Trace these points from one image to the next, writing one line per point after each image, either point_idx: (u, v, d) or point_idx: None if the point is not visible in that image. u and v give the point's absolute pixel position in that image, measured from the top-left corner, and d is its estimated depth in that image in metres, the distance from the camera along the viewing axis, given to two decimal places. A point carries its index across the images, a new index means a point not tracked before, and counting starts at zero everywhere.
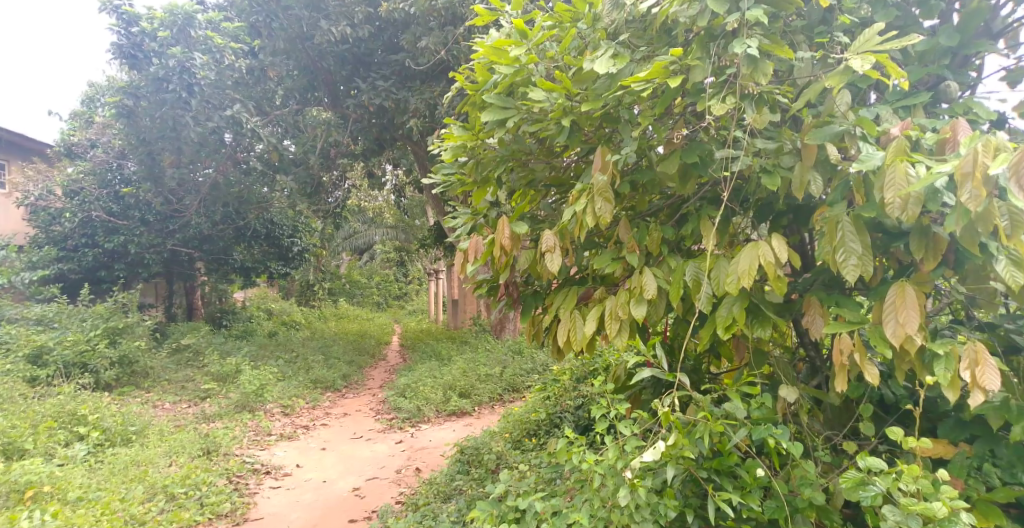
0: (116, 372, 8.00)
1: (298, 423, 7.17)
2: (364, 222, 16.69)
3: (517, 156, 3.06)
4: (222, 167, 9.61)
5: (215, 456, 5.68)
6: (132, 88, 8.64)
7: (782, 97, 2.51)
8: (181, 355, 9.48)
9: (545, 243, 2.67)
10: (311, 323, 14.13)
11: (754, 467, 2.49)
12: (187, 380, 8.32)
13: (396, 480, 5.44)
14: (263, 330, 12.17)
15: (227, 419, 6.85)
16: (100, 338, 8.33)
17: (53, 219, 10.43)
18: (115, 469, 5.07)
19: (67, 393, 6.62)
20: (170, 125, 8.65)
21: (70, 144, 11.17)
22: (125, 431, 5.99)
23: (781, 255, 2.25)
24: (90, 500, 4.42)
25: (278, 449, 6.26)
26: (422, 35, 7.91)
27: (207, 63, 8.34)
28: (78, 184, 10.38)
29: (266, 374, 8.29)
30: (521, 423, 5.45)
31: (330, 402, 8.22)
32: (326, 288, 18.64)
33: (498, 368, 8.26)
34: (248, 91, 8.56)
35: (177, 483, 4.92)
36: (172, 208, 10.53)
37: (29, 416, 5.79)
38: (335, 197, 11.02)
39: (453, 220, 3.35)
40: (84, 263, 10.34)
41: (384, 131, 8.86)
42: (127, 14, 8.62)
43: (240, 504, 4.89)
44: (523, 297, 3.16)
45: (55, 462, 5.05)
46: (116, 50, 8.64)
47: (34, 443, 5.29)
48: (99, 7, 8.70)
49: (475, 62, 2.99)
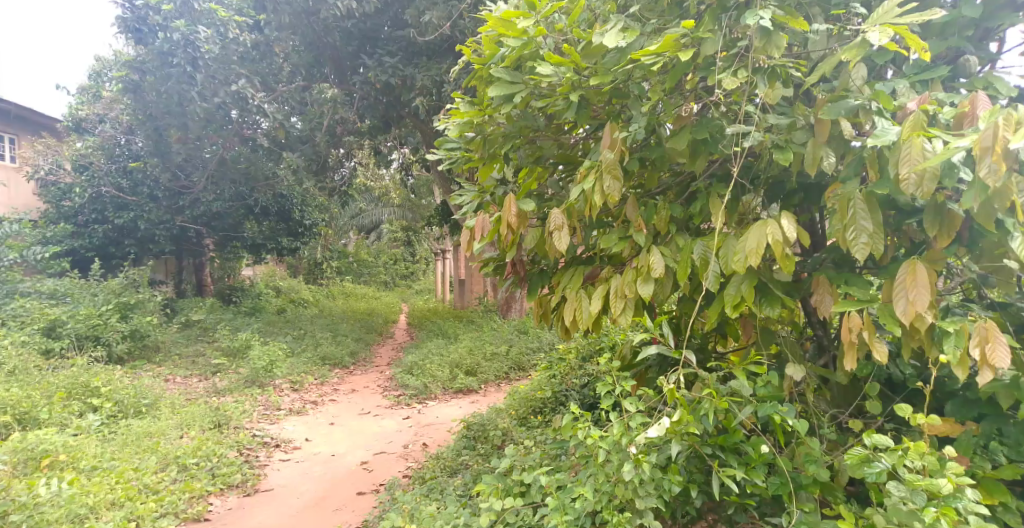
0: (128, 346, 8.11)
1: (306, 398, 7.25)
2: (370, 201, 16.80)
3: (525, 133, 3.06)
4: (229, 143, 9.57)
5: (225, 429, 5.75)
6: (138, 63, 8.79)
7: (795, 71, 2.44)
8: (191, 330, 9.59)
9: (552, 221, 2.67)
10: (319, 300, 14.22)
11: (758, 444, 2.50)
12: (197, 355, 8.42)
13: (403, 454, 5.49)
14: (273, 308, 12.26)
15: (237, 393, 6.93)
16: (112, 312, 8.42)
17: (63, 193, 10.56)
18: (128, 440, 5.15)
19: (80, 364, 6.72)
20: (175, 100, 8.68)
21: (78, 119, 11.22)
22: (137, 403, 6.07)
23: (790, 233, 2.23)
24: (106, 470, 4.52)
25: (287, 423, 6.34)
26: (427, 9, 7.80)
27: (212, 37, 8.22)
28: (87, 158, 10.44)
29: (275, 350, 8.37)
30: (526, 400, 5.47)
31: (339, 378, 8.30)
32: (333, 267, 18.75)
33: (504, 346, 8.29)
34: (254, 66, 8.49)
35: (189, 455, 4.99)
36: (180, 184, 10.57)
37: (44, 386, 5.88)
38: (341, 175, 11.33)
39: (460, 197, 3.34)
40: (95, 239, 10.44)
41: (390, 109, 8.87)
42: None
43: (251, 475, 4.97)
44: (529, 277, 3.17)
45: (70, 432, 5.13)
46: (121, 23, 8.73)
47: (49, 413, 5.39)
48: None
49: (482, 35, 2.94)
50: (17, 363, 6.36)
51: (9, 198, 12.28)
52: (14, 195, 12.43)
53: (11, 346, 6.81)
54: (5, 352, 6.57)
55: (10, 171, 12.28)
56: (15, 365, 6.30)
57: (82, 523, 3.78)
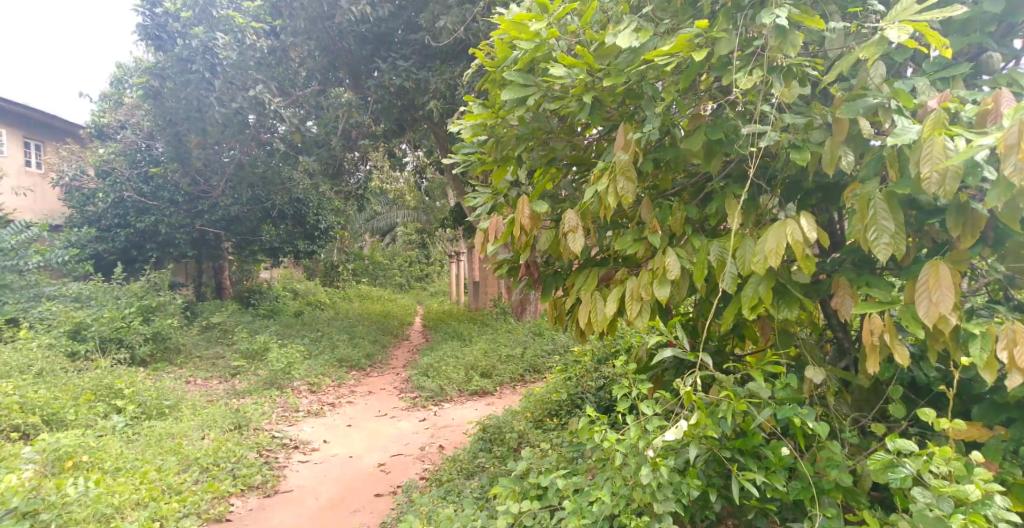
0: (151, 348, 8.23)
1: (324, 400, 7.30)
2: (385, 204, 16.89)
3: (538, 135, 3.06)
4: (247, 148, 9.66)
5: (245, 430, 5.80)
6: (159, 69, 8.81)
7: (812, 70, 2.42)
8: (211, 332, 9.70)
9: (566, 223, 2.66)
10: (336, 303, 14.32)
11: (779, 448, 2.48)
12: (218, 358, 8.51)
13: (419, 456, 5.50)
14: (290, 310, 12.36)
15: (256, 395, 6.98)
16: (135, 315, 8.55)
17: (86, 199, 10.80)
18: (151, 441, 5.22)
19: (104, 367, 6.82)
20: (195, 106, 8.81)
21: (101, 125, 11.40)
22: (160, 405, 6.15)
23: (808, 234, 2.20)
24: (129, 470, 4.58)
25: (305, 425, 6.38)
26: (440, 13, 7.83)
27: (229, 43, 8.35)
28: (109, 164, 10.59)
29: (293, 352, 8.40)
30: (541, 404, 5.46)
31: (356, 380, 8.35)
32: (348, 270, 18.86)
33: (519, 349, 8.29)
34: (270, 72, 8.54)
35: (209, 456, 5.04)
36: (199, 189, 10.60)
37: (70, 388, 5.96)
38: (357, 179, 11.41)
39: (473, 199, 3.35)
40: (118, 243, 10.67)
41: (404, 112, 8.91)
42: None
43: (270, 476, 5.01)
44: (543, 278, 3.17)
45: (95, 433, 5.20)
46: (142, 30, 8.84)
47: (76, 415, 5.47)
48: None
49: (494, 39, 2.94)
50: (45, 366, 6.45)
51: (36, 204, 12.59)
52: (40, 201, 12.72)
53: (38, 348, 6.92)
54: (33, 354, 6.68)
55: (36, 178, 12.58)
56: (43, 367, 6.40)
57: (108, 523, 3.83)
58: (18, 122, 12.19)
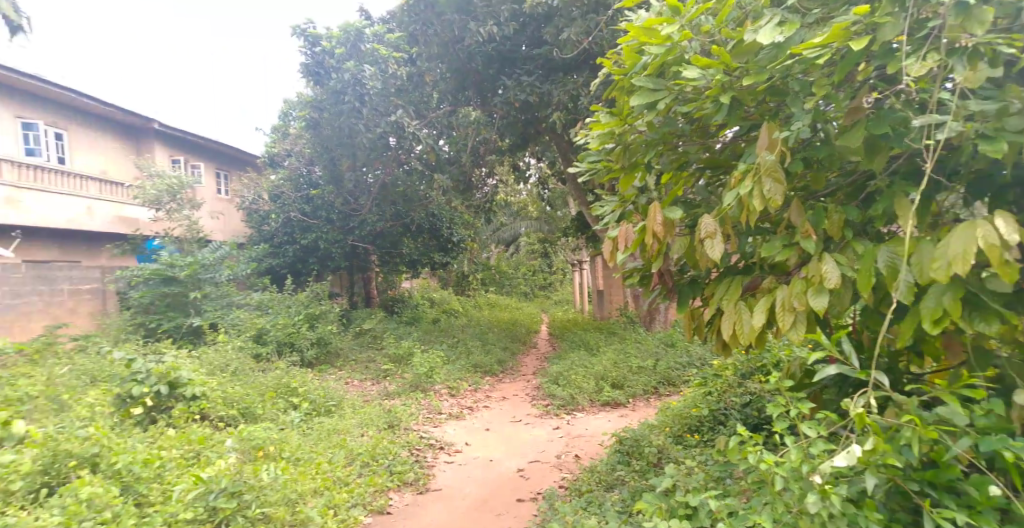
0: (316, 351, 9.02)
1: (463, 404, 7.52)
2: (510, 215, 17.21)
3: (668, 138, 2.94)
4: (388, 168, 10.20)
5: (398, 430, 6.11)
6: (318, 101, 9.63)
7: (1004, 48, 2.15)
8: (363, 337, 10.36)
9: (703, 228, 2.55)
10: (467, 311, 14.78)
11: (984, 484, 2.19)
12: (369, 361, 9.03)
13: (556, 465, 5.50)
14: (428, 317, 12.93)
15: (404, 396, 7.32)
16: (303, 321, 9.36)
17: (263, 219, 11.99)
18: (322, 435, 5.63)
19: (282, 368, 7.46)
20: (347, 133, 9.42)
21: (273, 154, 12.64)
22: (326, 403, 6.64)
23: (1008, 237, 1.95)
24: (306, 461, 4.96)
25: (448, 427, 6.59)
26: (564, 26, 7.84)
27: (375, 74, 8.87)
28: (279, 189, 11.68)
29: (434, 356, 8.70)
30: (681, 418, 5.25)
31: (489, 386, 8.52)
32: (478, 279, 19.38)
33: (651, 360, 8.04)
34: (408, 97, 8.97)
35: (369, 452, 5.35)
36: (350, 207, 11.43)
37: (257, 385, 6.62)
38: (484, 193, 11.77)
39: (601, 207, 3.29)
40: (289, 258, 11.67)
41: (528, 125, 8.99)
42: (311, 36, 9.66)
43: (422, 474, 5.23)
44: (677, 286, 3.03)
45: (278, 427, 5.72)
46: (304, 69, 9.71)
47: (263, 409, 6.06)
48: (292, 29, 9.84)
49: (622, 45, 2.87)
50: (237, 364, 7.21)
51: (226, 225, 14.60)
52: (229, 223, 14.67)
53: (233, 349, 7.74)
54: (227, 354, 7.39)
55: (224, 203, 14.61)
56: (238, 366, 7.13)
57: (295, 506, 4.16)
58: (206, 154, 14.40)
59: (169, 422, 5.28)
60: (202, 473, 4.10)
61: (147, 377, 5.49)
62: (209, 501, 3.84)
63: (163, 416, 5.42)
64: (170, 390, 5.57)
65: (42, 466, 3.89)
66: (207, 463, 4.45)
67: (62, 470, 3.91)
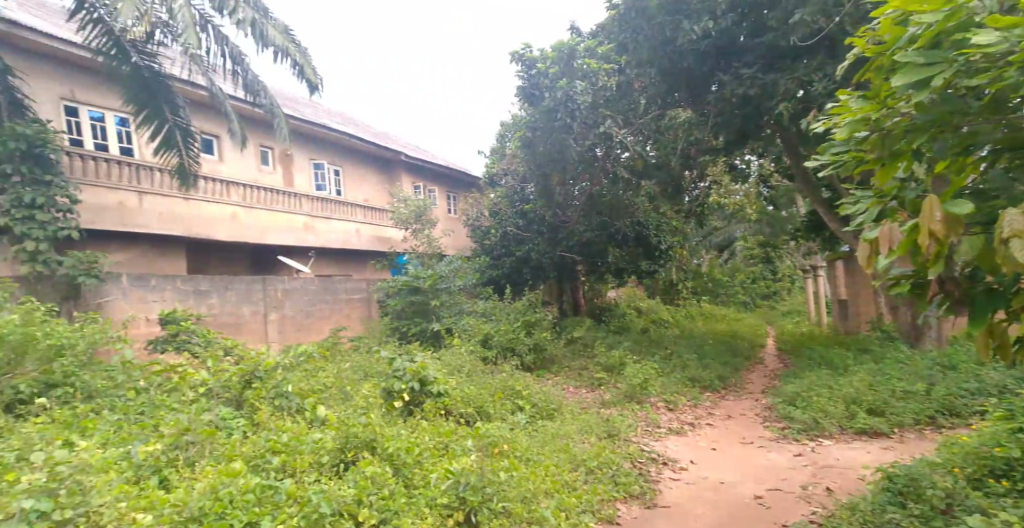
0: (534, 356, 9.67)
1: (683, 419, 7.51)
2: (723, 217, 16.64)
3: (946, 119, 2.85)
4: (596, 179, 10.70)
5: (618, 439, 6.34)
6: (531, 121, 10.38)
7: None
8: (575, 344, 10.75)
9: (1013, 226, 2.43)
10: (680, 321, 14.50)
11: None
12: (583, 369, 9.42)
13: (802, 496, 5.28)
14: (637, 326, 12.98)
15: (620, 406, 7.58)
16: (521, 326, 10.05)
17: (485, 233, 12.97)
18: (547, 439, 6.05)
19: (509, 372, 8.15)
20: (558, 148, 10.22)
21: (492, 174, 13.66)
22: (548, 407, 7.10)
23: None
24: (536, 462, 5.43)
25: (670, 442, 6.65)
26: (794, 8, 7.35)
27: (586, 88, 9.58)
28: (497, 207, 12.55)
29: (648, 368, 8.74)
30: (976, 458, 4.70)
31: (711, 402, 8.38)
32: (689, 287, 18.86)
33: (919, 384, 7.21)
34: (617, 106, 9.49)
35: (593, 459, 5.66)
36: (560, 219, 11.89)
37: (487, 386, 7.31)
38: (694, 194, 11.94)
39: (852, 207, 3.20)
40: (506, 269, 12.56)
41: (748, 121, 8.43)
42: (528, 60, 10.33)
43: (648, 489, 5.40)
44: (970, 297, 2.86)
45: (508, 426, 6.29)
46: (521, 92, 10.44)
47: (494, 410, 6.67)
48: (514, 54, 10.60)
49: (882, 19, 2.97)
50: (465, 365, 8.03)
51: (456, 241, 16.54)
52: (457, 239, 16.59)
53: (467, 353, 8.61)
54: (464, 356, 8.33)
55: (453, 221, 16.63)
56: (469, 367, 7.92)
57: (528, 503, 4.70)
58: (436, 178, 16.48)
59: (423, 414, 6.11)
60: (451, 466, 4.78)
61: (404, 375, 6.41)
62: (460, 490, 4.49)
63: (417, 409, 6.26)
64: (422, 387, 6.39)
65: (340, 444, 4.98)
66: (454, 456, 5.17)
67: (353, 451, 4.94)
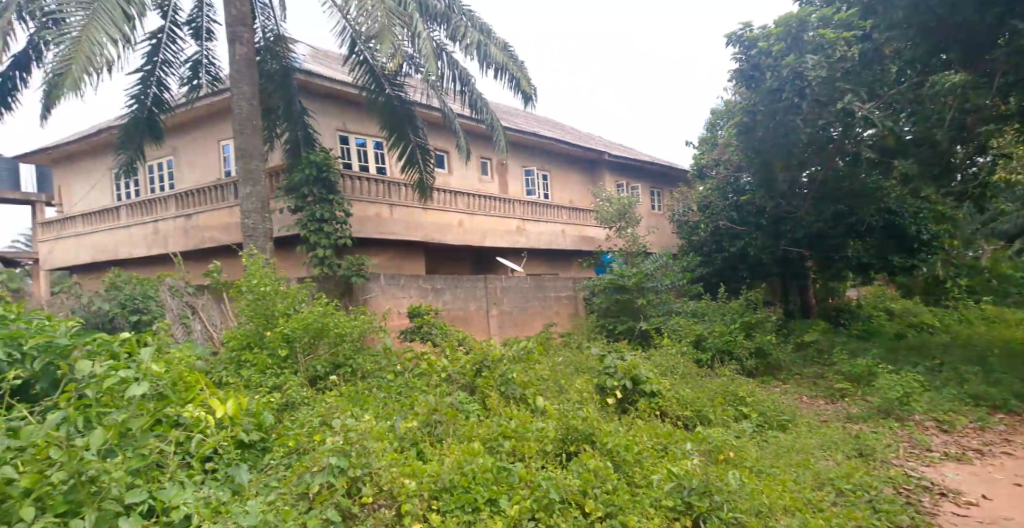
0: (755, 362, 9.58)
1: (966, 444, 6.87)
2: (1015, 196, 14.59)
3: None
4: (831, 161, 10.21)
5: (872, 460, 6.17)
6: (751, 105, 10.34)
7: None
8: (806, 352, 10.53)
9: None
10: (945, 324, 13.01)
11: None
12: (818, 379, 9.38)
13: None
14: (891, 332, 12.00)
15: (873, 422, 7.40)
16: (740, 329, 10.03)
17: (692, 229, 13.18)
18: (782, 451, 6.17)
19: (727, 374, 8.37)
20: (782, 132, 9.87)
21: (701, 166, 13.70)
22: (779, 417, 7.22)
23: None
24: (770, 475, 5.46)
25: (947, 470, 6.13)
26: None
27: (819, 62, 9.18)
28: (707, 199, 12.79)
29: (910, 381, 8.37)
30: None
31: (1008, 425, 7.43)
32: (964, 285, 16.56)
33: None
34: (859, 78, 9.08)
35: (843, 480, 5.52)
36: (784, 209, 11.49)
37: (706, 390, 7.65)
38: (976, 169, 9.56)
39: None
40: (718, 265, 12.79)
41: None
42: (748, 40, 10.58)
43: (919, 521, 4.98)
44: None
45: (734, 433, 6.54)
46: (738, 74, 10.63)
47: (714, 414, 6.97)
48: (727, 39, 10.89)
49: None
50: (686, 368, 8.38)
51: (664, 235, 17.06)
52: (665, 234, 17.08)
53: (679, 353, 8.94)
54: (676, 357, 8.66)
55: (659, 216, 17.20)
56: (684, 369, 8.28)
57: (764, 518, 4.68)
58: (643, 174, 17.04)
59: (637, 413, 6.54)
60: (672, 468, 4.89)
61: (615, 372, 6.80)
62: (684, 495, 4.58)
63: (632, 407, 6.68)
64: (635, 386, 6.76)
65: (561, 435, 5.32)
66: (674, 458, 5.33)
67: (574, 443, 5.27)
